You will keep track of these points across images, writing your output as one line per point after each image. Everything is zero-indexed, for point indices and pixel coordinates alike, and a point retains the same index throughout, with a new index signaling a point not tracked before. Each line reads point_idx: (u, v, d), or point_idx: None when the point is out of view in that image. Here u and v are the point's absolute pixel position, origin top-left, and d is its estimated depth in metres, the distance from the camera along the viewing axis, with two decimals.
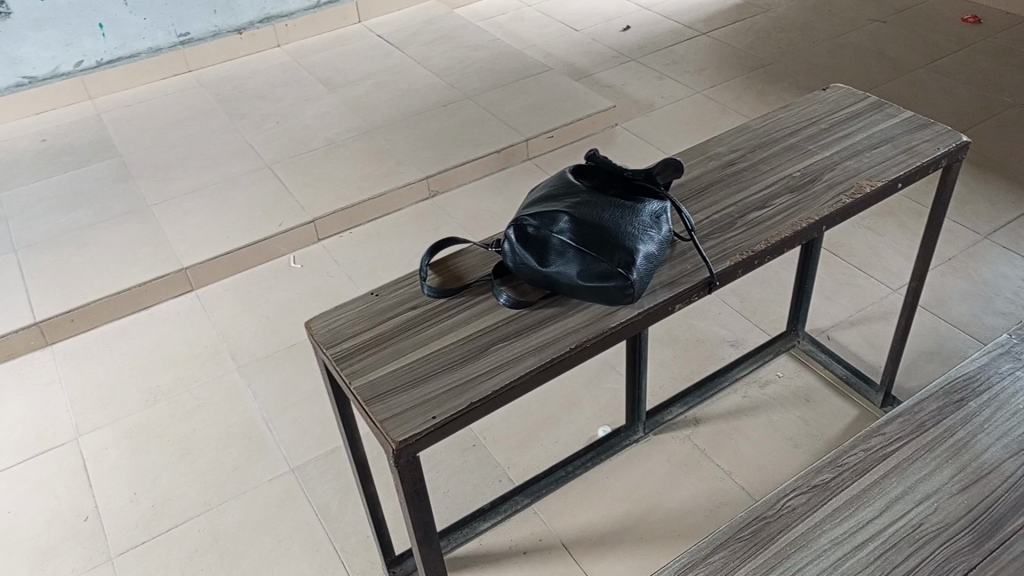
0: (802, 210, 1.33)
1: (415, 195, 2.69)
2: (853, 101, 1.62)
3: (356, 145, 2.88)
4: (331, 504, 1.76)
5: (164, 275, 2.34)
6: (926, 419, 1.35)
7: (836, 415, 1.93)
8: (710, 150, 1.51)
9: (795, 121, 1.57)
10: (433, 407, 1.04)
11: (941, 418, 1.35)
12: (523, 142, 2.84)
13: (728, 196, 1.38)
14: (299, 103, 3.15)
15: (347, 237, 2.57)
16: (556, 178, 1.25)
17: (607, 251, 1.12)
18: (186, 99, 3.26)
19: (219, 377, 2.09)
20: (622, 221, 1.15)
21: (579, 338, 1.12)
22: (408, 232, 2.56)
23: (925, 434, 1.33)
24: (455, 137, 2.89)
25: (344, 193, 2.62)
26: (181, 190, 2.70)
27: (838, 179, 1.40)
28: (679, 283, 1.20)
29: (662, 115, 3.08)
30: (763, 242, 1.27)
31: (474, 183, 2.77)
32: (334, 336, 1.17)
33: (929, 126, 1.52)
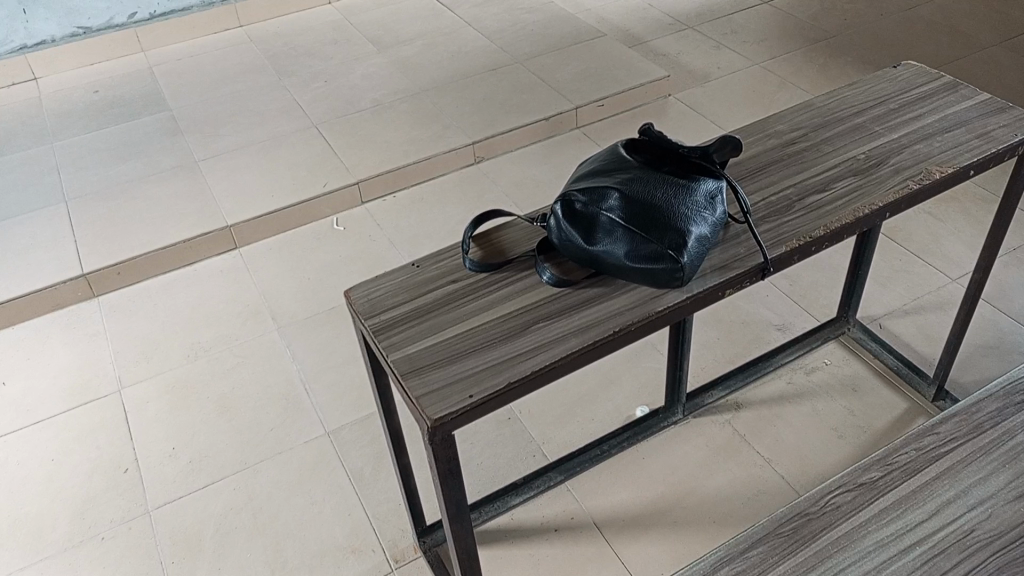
0: (864, 196, 1.27)
1: (460, 160, 2.65)
2: (926, 79, 1.53)
3: (403, 106, 2.84)
4: (364, 470, 1.76)
5: (209, 232, 2.35)
6: (984, 420, 1.29)
7: (885, 408, 1.86)
8: (771, 126, 1.44)
9: (862, 99, 1.49)
10: (470, 385, 1.01)
11: (1000, 420, 1.29)
12: (573, 110, 2.78)
13: (787, 176, 1.32)
14: (348, 62, 3.12)
15: (390, 200, 2.54)
16: (607, 153, 1.21)
17: (658, 233, 1.08)
18: (235, 54, 3.24)
19: (259, 337, 2.10)
20: (675, 201, 1.10)
21: (624, 321, 1.08)
22: (452, 199, 2.53)
23: (982, 435, 1.27)
24: (503, 103, 2.83)
25: (389, 156, 2.59)
26: (228, 146, 2.70)
27: (905, 163, 1.33)
28: (731, 268, 1.15)
29: (717, 87, 2.98)
30: (821, 229, 1.22)
31: (521, 150, 2.72)
32: (373, 307, 1.14)
33: (1006, 111, 1.43)
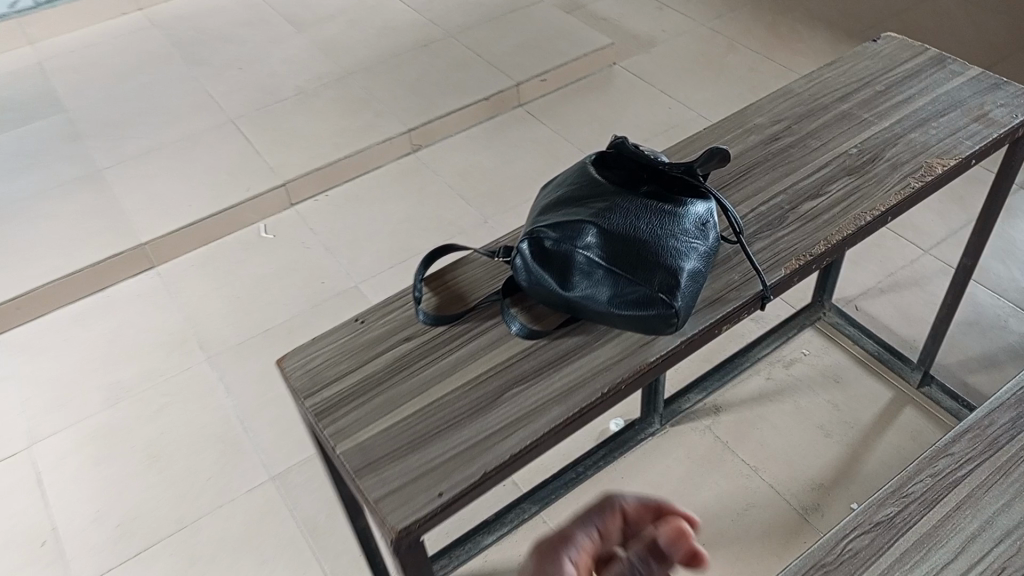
0: (864, 199, 1.13)
1: (397, 150, 2.43)
2: (909, 54, 1.38)
3: (330, 92, 2.60)
4: (319, 518, 1.59)
5: (121, 253, 2.10)
6: (998, 434, 1.19)
7: (871, 399, 1.76)
8: (749, 119, 1.28)
9: (845, 81, 1.34)
10: (438, 478, 0.84)
11: (1015, 433, 1.19)
12: (514, 87, 2.58)
13: (776, 180, 1.17)
14: (264, 45, 2.85)
15: (323, 200, 2.32)
16: (575, 174, 1.04)
17: (646, 273, 0.92)
18: (138, 41, 2.94)
19: (188, 370, 1.89)
20: (662, 233, 0.94)
21: (612, 379, 0.93)
22: (391, 194, 2.32)
23: (999, 453, 1.16)
24: (438, 83, 2.61)
25: (319, 151, 2.36)
26: (136, 149, 2.43)
27: (903, 157, 1.19)
28: (727, 301, 1.00)
29: (664, 52, 2.81)
30: (822, 243, 1.07)
31: (461, 134, 2.52)
32: (313, 382, 0.95)
33: (1001, 88, 1.30)
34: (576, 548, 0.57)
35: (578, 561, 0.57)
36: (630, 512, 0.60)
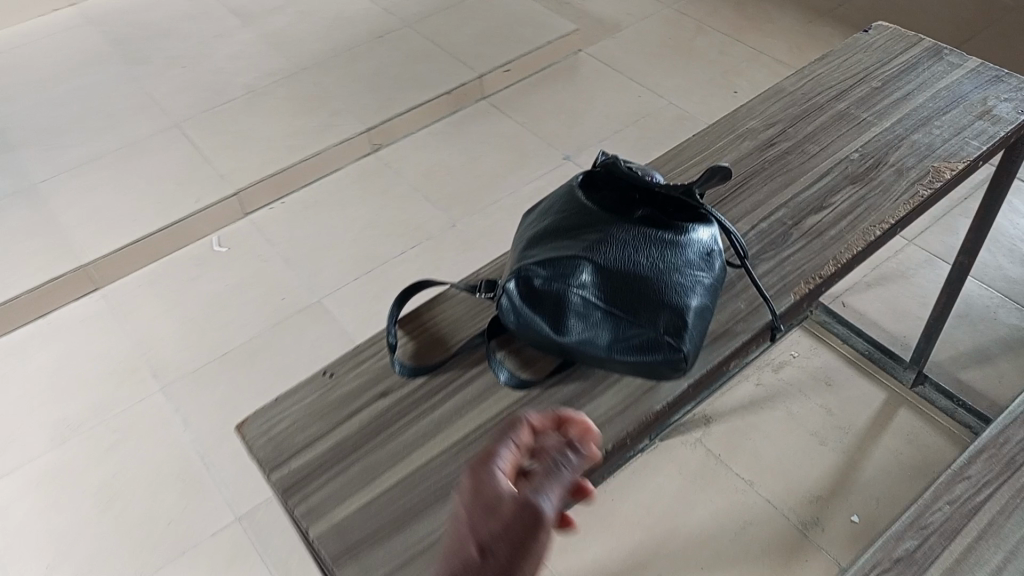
0: (871, 210, 1.04)
1: (356, 150, 2.30)
2: (904, 45, 1.29)
3: (281, 90, 2.45)
4: (291, 561, 1.49)
5: (63, 275, 1.95)
6: (1015, 453, 1.13)
7: (864, 402, 1.70)
8: (741, 122, 1.19)
9: (839, 75, 1.25)
10: (427, 562, 0.74)
11: None
12: (477, 79, 2.46)
13: (776, 192, 1.07)
14: (209, 40, 2.68)
15: (279, 207, 2.19)
16: (562, 198, 0.94)
17: (649, 314, 0.82)
18: (72, 39, 2.75)
19: (142, 402, 1.76)
20: (665, 266, 0.84)
21: (616, 433, 0.84)
22: (352, 198, 2.19)
23: (1017, 475, 1.11)
24: (397, 78, 2.48)
25: (272, 156, 2.22)
26: (75, 159, 2.26)
27: (908, 161, 1.10)
28: (734, 336, 0.92)
29: (631, 37, 2.71)
30: (831, 264, 0.98)
31: (423, 131, 2.39)
32: (278, 451, 0.85)
33: (1003, 80, 1.22)
34: (504, 458, 0.69)
35: (506, 467, 0.68)
36: (535, 426, 0.73)
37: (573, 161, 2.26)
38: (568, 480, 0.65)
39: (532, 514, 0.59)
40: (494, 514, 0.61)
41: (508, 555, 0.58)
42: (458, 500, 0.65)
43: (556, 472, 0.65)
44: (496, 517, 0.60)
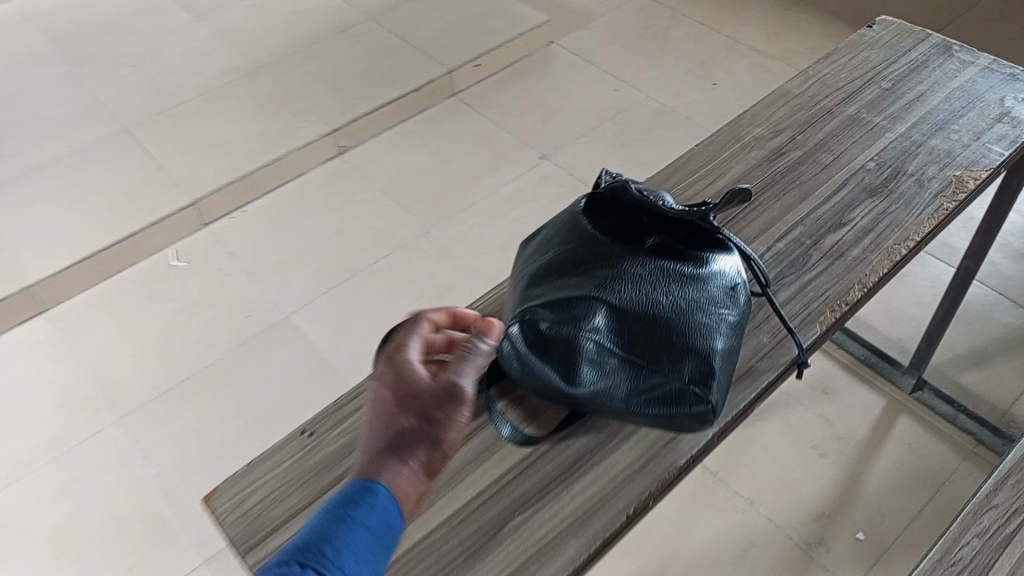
0: (895, 226, 0.96)
1: (321, 153, 2.17)
2: (911, 42, 1.22)
3: (238, 89, 2.31)
4: None
5: (6, 298, 1.80)
6: None
7: (863, 410, 1.63)
8: (746, 130, 1.10)
9: (846, 76, 1.17)
10: None
11: None
12: (446, 75, 2.34)
13: (790, 208, 0.99)
14: (160, 37, 2.52)
15: (241, 216, 2.06)
16: (566, 226, 0.84)
17: (672, 361, 0.73)
18: (10, 38, 2.57)
19: (98, 435, 1.63)
20: (688, 307, 0.75)
21: (637, 494, 0.76)
22: (318, 204, 2.07)
23: None
24: (361, 74, 2.35)
25: (232, 161, 2.09)
26: (17, 170, 2.10)
27: (929, 170, 1.02)
28: (759, 375, 0.83)
29: (604, 27, 2.61)
30: (857, 288, 0.90)
31: (391, 131, 2.27)
32: (254, 529, 0.75)
33: (1019, 78, 1.14)
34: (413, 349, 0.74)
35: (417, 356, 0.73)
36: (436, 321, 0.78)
37: (550, 160, 2.16)
38: (482, 367, 0.72)
39: (456, 399, 0.68)
40: (416, 396, 0.68)
41: (437, 428, 0.67)
42: (374, 385, 0.71)
43: (471, 360, 0.71)
44: (416, 398, 0.68)
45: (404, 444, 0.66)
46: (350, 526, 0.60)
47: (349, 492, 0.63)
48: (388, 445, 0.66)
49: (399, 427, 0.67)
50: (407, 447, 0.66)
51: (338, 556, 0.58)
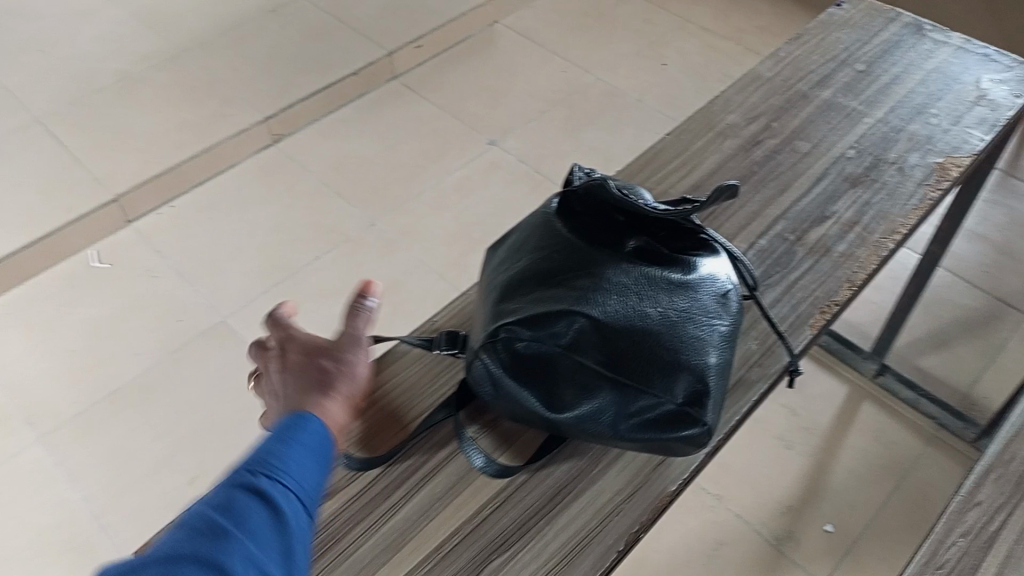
0: (880, 218, 0.90)
1: (254, 142, 2.04)
2: (881, 22, 1.17)
3: (162, 75, 2.15)
4: None
5: None
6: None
7: (827, 397, 1.57)
8: (718, 118, 1.04)
9: (818, 59, 1.11)
10: None
11: None
12: (386, 57, 2.22)
13: (770, 202, 0.93)
14: (73, 19, 2.33)
15: (168, 213, 1.91)
16: (539, 229, 0.76)
17: (664, 380, 0.66)
18: None
19: (16, 458, 1.49)
20: (679, 317, 0.68)
21: (626, 526, 0.69)
22: (253, 198, 1.94)
23: None
24: (295, 58, 2.22)
25: (156, 153, 1.94)
26: None
27: (910, 158, 0.97)
28: (750, 387, 0.77)
29: (549, 7, 2.52)
30: (846, 287, 0.84)
31: (329, 118, 2.15)
32: None
33: (993, 59, 1.10)
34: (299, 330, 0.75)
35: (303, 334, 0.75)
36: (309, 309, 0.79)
37: (499, 146, 2.07)
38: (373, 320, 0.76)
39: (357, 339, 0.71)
40: (322, 347, 0.71)
41: (348, 365, 0.70)
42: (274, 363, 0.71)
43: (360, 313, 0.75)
44: (323, 348, 0.71)
45: (325, 381, 0.68)
46: (291, 444, 0.61)
47: (283, 417, 0.64)
48: (308, 386, 0.67)
49: (316, 368, 0.69)
50: (328, 381, 0.68)
51: (288, 466, 0.60)
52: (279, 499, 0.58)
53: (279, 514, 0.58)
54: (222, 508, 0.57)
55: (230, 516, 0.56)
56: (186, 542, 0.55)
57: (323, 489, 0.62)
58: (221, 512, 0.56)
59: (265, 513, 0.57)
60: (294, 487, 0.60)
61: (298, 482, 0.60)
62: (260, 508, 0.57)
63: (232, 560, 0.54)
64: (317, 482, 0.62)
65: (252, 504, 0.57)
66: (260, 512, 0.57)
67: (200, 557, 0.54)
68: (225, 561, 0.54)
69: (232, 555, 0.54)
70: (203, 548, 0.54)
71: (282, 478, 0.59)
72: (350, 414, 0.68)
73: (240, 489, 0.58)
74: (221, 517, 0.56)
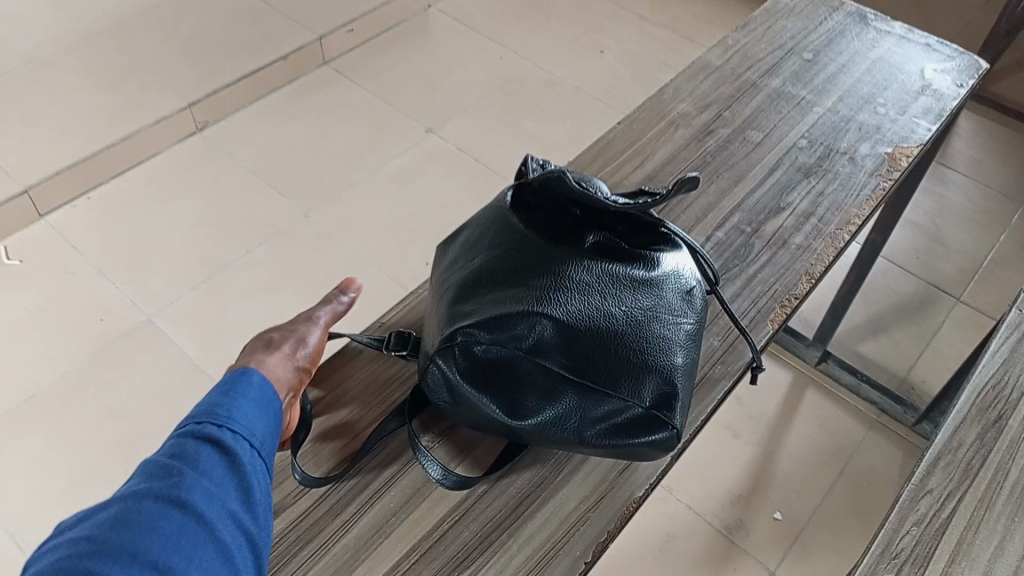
0: (835, 210, 0.90)
1: (178, 130, 1.93)
2: (827, 10, 1.16)
3: (74, 58, 2.01)
4: None
5: None
6: (972, 447, 0.87)
7: (771, 386, 1.57)
8: (670, 108, 1.01)
9: (766, 47, 1.10)
10: None
11: (990, 441, 0.87)
12: (317, 42, 2.13)
13: (725, 193, 0.91)
14: None
15: (86, 206, 1.80)
16: (495, 223, 0.72)
17: (631, 383, 0.63)
18: None
19: None
20: (645, 317, 0.65)
21: (591, 536, 0.66)
22: (177, 190, 1.84)
23: (980, 473, 0.84)
24: (220, 42, 2.11)
25: (70, 142, 1.82)
26: None
27: (861, 148, 0.96)
28: (713, 385, 0.75)
29: None
30: (804, 280, 0.83)
31: (257, 105, 2.05)
32: None
33: (936, 48, 1.10)
34: None
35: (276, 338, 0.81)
36: None
37: (437, 135, 2.01)
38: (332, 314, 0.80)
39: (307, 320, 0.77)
40: (277, 327, 0.76)
41: (294, 336, 0.74)
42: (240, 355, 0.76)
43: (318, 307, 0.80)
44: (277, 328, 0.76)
45: (270, 346, 0.72)
46: (236, 396, 0.63)
47: (227, 375, 0.66)
48: (255, 351, 0.72)
49: (265, 339, 0.73)
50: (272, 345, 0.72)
51: (235, 413, 0.62)
52: (231, 441, 0.60)
53: (233, 455, 0.59)
54: (175, 453, 0.58)
55: (184, 462, 0.57)
56: (143, 487, 0.56)
57: (272, 436, 0.63)
58: (175, 457, 0.58)
59: (218, 455, 0.59)
60: (244, 432, 0.61)
61: (248, 427, 0.62)
62: (213, 451, 0.59)
63: (189, 495, 0.55)
64: (267, 430, 0.63)
65: (204, 450, 0.58)
66: (214, 455, 0.59)
67: (158, 495, 0.55)
68: (185, 497, 0.55)
69: (190, 491, 0.55)
70: (161, 486, 0.55)
71: (231, 424, 0.61)
72: (295, 376, 0.71)
73: (189, 437, 0.59)
74: (175, 459, 0.57)
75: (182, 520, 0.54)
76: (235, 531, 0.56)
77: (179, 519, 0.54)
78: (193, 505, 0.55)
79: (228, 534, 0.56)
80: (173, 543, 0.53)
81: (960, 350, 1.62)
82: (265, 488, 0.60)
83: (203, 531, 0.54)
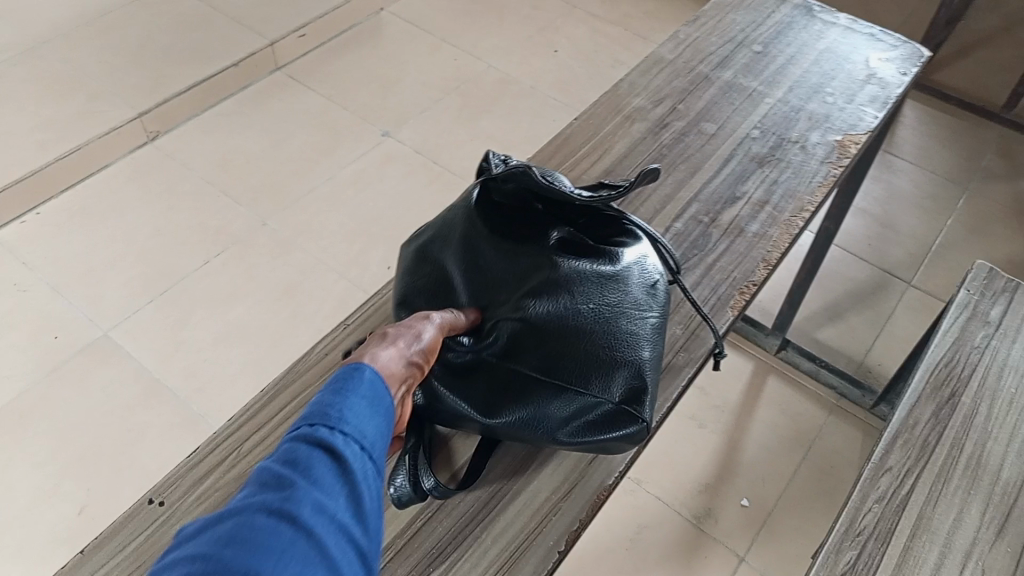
0: (789, 197, 0.91)
1: (128, 140, 1.89)
2: (775, 4, 1.18)
3: (17, 69, 1.96)
4: None
5: None
6: (928, 422, 0.89)
7: (734, 375, 1.60)
8: (626, 103, 1.03)
9: (717, 40, 1.12)
10: None
11: (945, 417, 0.90)
12: (269, 47, 2.11)
13: (682, 184, 0.92)
14: None
15: (35, 221, 1.76)
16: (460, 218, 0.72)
17: (601, 378, 0.64)
18: None
19: None
20: (612, 314, 0.65)
21: (564, 523, 0.66)
22: (130, 201, 1.80)
23: (938, 448, 0.87)
24: (169, 49, 2.08)
25: (17, 155, 1.77)
26: None
27: (812, 136, 0.98)
28: (678, 370, 0.76)
29: None
30: (762, 266, 0.85)
31: (209, 112, 2.02)
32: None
33: (881, 38, 1.13)
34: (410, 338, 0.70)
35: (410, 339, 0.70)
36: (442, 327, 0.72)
37: (394, 138, 2.00)
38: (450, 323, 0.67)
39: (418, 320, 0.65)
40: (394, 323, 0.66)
41: (409, 333, 0.63)
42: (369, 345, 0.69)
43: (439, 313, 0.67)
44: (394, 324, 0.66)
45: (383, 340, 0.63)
46: (346, 393, 0.54)
47: (338, 371, 0.57)
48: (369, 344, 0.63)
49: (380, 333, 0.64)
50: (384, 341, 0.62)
51: (346, 415, 0.52)
52: (342, 446, 0.50)
53: (347, 464, 0.49)
54: (286, 460, 0.48)
55: (296, 469, 0.47)
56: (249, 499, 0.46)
57: (384, 442, 0.53)
58: (286, 464, 0.48)
59: (331, 463, 0.49)
60: (355, 436, 0.51)
61: (359, 431, 0.52)
62: (326, 458, 0.49)
63: (301, 508, 0.45)
64: (378, 435, 0.53)
65: (317, 456, 0.49)
66: (325, 461, 0.49)
67: (270, 508, 0.45)
68: (297, 509, 0.45)
69: (301, 505, 0.46)
70: (272, 499, 0.45)
71: (344, 427, 0.51)
72: (405, 372, 0.60)
73: (301, 440, 0.50)
74: (287, 467, 0.48)
75: (295, 536, 0.44)
76: (346, 548, 0.47)
77: (292, 536, 0.44)
78: (305, 519, 0.45)
79: (338, 550, 0.46)
80: (285, 564, 0.42)
81: (914, 332, 1.66)
82: (377, 498, 0.51)
83: (315, 548, 0.44)
